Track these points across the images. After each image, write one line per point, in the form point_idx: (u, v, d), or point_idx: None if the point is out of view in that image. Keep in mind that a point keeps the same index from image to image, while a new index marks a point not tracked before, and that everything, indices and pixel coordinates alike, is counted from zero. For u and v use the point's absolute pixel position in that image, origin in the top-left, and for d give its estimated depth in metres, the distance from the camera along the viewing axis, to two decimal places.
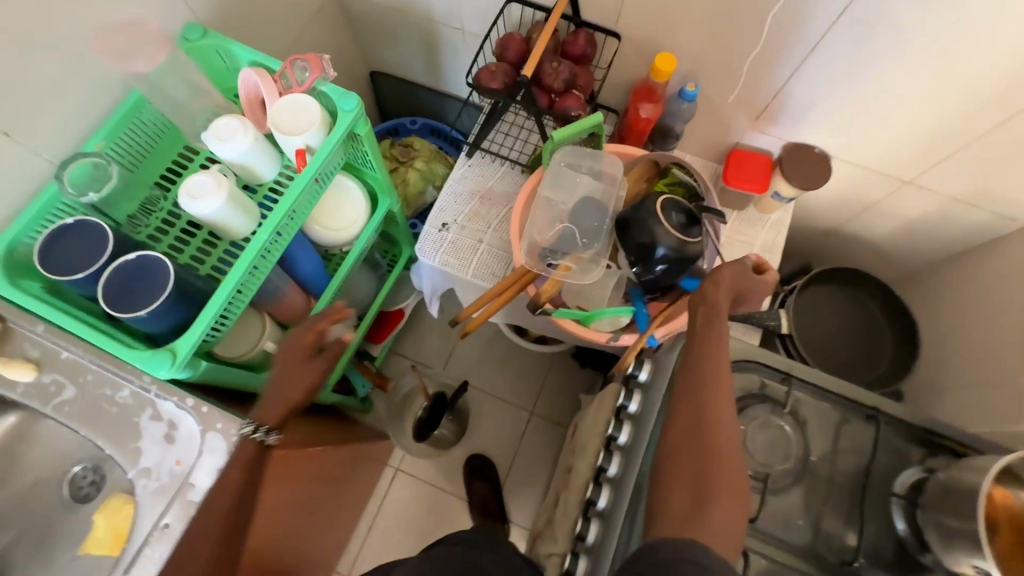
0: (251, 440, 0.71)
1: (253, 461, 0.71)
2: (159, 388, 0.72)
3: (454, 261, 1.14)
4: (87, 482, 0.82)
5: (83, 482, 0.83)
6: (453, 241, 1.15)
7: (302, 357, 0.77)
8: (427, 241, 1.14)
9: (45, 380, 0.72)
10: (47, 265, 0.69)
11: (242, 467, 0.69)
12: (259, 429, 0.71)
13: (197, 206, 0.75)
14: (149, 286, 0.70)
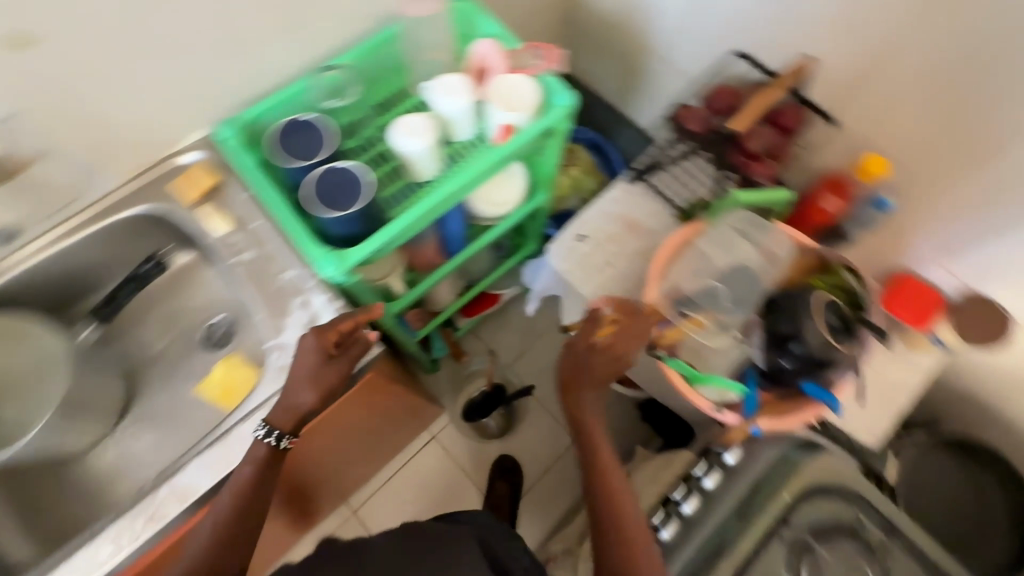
0: (268, 445, 0.70)
1: (269, 462, 0.70)
2: (316, 282, 0.78)
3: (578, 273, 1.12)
4: (220, 332, 0.90)
5: (216, 332, 0.91)
6: (581, 255, 1.13)
7: (319, 360, 0.72)
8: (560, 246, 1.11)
9: (234, 238, 0.81)
10: (276, 148, 0.79)
11: (253, 473, 0.70)
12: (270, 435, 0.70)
13: (404, 140, 0.83)
14: (342, 195, 0.76)
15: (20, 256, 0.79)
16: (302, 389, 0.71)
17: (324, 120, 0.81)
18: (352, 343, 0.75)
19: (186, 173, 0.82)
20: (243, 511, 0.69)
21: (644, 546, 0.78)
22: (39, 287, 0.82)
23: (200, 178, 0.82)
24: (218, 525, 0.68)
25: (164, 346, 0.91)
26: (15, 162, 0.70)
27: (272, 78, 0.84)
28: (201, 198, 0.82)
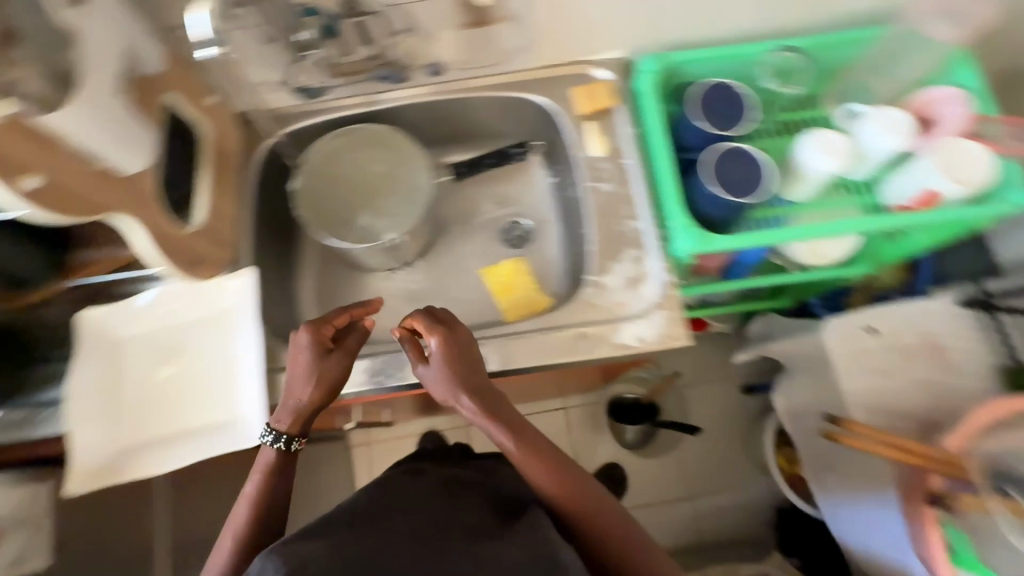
0: (275, 449, 0.62)
1: (280, 464, 0.63)
2: (658, 247, 0.75)
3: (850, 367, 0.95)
4: (516, 235, 0.94)
5: (514, 233, 0.94)
6: (866, 353, 0.94)
7: (311, 358, 0.63)
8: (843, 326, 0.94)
9: (602, 164, 0.80)
10: (695, 102, 0.75)
11: (278, 467, 0.62)
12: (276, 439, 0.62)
13: (814, 157, 0.74)
14: (738, 181, 0.71)
15: (422, 92, 0.84)
16: (301, 386, 0.62)
17: (751, 98, 0.75)
18: (350, 332, 0.67)
19: (592, 84, 0.83)
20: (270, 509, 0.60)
21: (610, 518, 0.59)
22: (417, 123, 0.89)
23: (602, 96, 0.82)
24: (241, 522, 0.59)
25: (467, 224, 0.95)
26: (489, 16, 0.73)
27: (712, 31, 0.81)
28: (592, 114, 0.82)
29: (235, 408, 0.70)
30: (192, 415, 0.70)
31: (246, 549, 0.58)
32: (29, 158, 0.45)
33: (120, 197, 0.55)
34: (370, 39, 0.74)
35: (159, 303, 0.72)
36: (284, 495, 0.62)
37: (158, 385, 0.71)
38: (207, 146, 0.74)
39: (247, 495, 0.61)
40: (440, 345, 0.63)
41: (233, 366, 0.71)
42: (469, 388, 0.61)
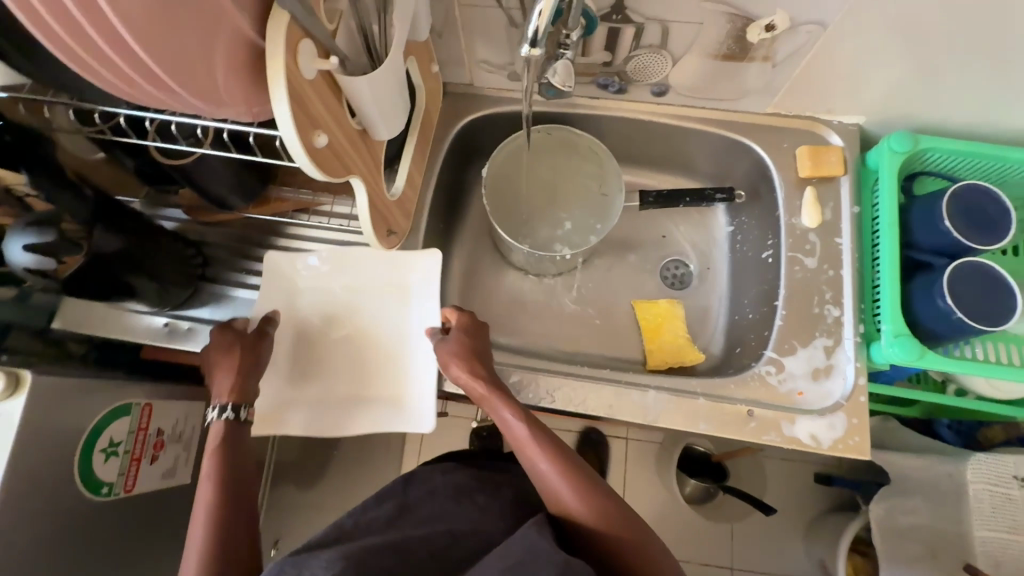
0: (223, 420, 0.60)
1: (226, 426, 0.60)
2: (855, 345, 0.69)
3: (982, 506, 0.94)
4: (675, 274, 0.88)
5: (673, 272, 0.89)
6: (1007, 501, 0.93)
7: (240, 342, 0.64)
8: (992, 469, 0.94)
9: (811, 237, 0.74)
10: (947, 197, 0.66)
11: (224, 447, 0.58)
12: (215, 409, 0.60)
13: None
14: (976, 301, 0.63)
15: (634, 109, 0.80)
16: (230, 365, 0.62)
17: (1013, 212, 0.66)
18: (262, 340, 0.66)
19: (821, 146, 0.76)
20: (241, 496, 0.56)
21: (608, 503, 0.55)
22: (613, 137, 0.85)
23: (830, 163, 0.75)
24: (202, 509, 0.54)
25: (627, 251, 0.89)
26: (751, 54, 0.67)
27: (978, 124, 0.72)
28: (812, 179, 0.75)
29: (407, 385, 0.70)
30: (365, 385, 0.70)
31: (222, 537, 0.52)
32: (324, 114, 0.44)
33: (362, 161, 0.54)
34: (613, 47, 0.69)
35: (339, 266, 0.72)
36: (244, 461, 0.58)
37: (329, 345, 0.72)
38: (418, 116, 0.72)
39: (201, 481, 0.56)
40: (461, 333, 0.67)
41: (409, 343, 0.71)
42: (477, 374, 0.64)
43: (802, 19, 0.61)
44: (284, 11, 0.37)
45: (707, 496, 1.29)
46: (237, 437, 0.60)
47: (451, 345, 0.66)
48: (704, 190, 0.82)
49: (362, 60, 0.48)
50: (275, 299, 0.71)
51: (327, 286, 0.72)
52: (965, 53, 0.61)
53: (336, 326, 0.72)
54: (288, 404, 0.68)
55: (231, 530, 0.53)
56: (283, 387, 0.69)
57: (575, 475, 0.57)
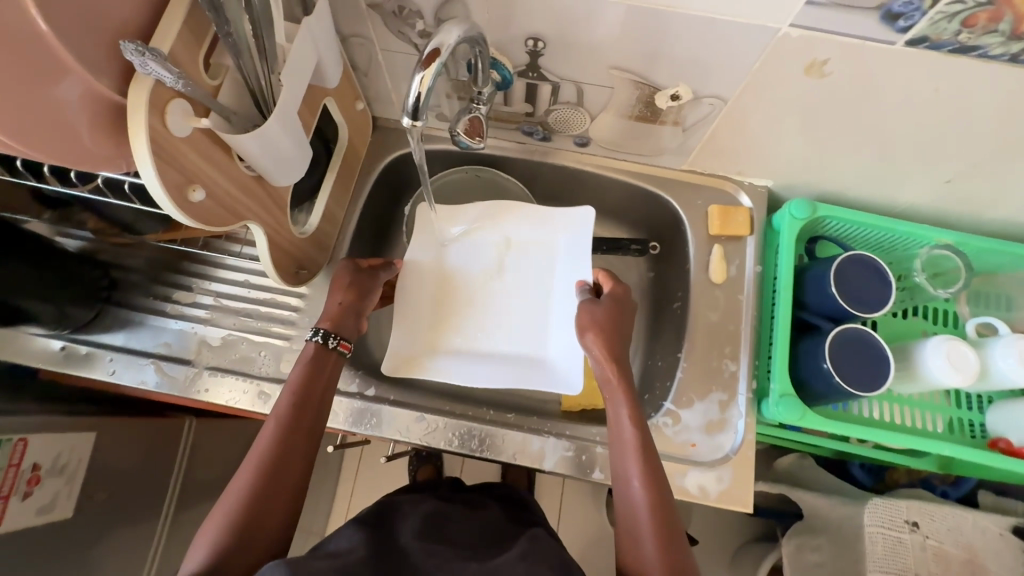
0: (314, 344, 0.60)
1: (315, 362, 0.59)
2: (747, 399, 0.72)
3: (879, 553, 0.89)
4: None
5: None
6: (898, 542, 0.89)
7: (354, 273, 0.66)
8: (885, 510, 0.90)
9: (716, 293, 0.77)
10: (836, 267, 0.70)
11: (308, 373, 0.58)
12: (315, 331, 0.60)
13: (936, 365, 0.70)
14: (852, 367, 0.67)
15: (559, 157, 0.82)
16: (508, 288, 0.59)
17: (895, 287, 0.70)
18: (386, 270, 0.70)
19: (730, 206, 0.79)
20: (302, 433, 0.55)
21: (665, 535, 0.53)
22: (542, 180, 0.87)
23: (738, 223, 0.78)
24: (265, 444, 0.53)
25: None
26: (661, 118, 0.70)
27: (870, 195, 0.77)
28: (721, 236, 0.79)
29: (546, 347, 0.71)
30: (521, 339, 0.72)
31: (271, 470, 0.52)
32: (204, 169, 0.44)
33: (258, 206, 0.54)
34: (533, 100, 0.71)
35: (499, 224, 0.76)
36: (312, 412, 0.57)
37: (465, 295, 0.74)
38: (338, 153, 0.72)
39: (275, 411, 0.55)
40: (610, 301, 0.66)
41: (550, 311, 0.72)
42: (609, 353, 0.63)
43: (704, 93, 0.64)
44: (147, 77, 0.37)
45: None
46: (320, 372, 0.59)
47: (591, 313, 0.65)
48: (620, 240, 0.85)
49: (252, 113, 0.48)
50: (429, 249, 0.75)
51: (484, 239, 0.76)
52: (850, 136, 0.66)
53: (503, 280, 0.75)
54: (426, 349, 0.71)
55: (275, 473, 0.52)
56: (427, 332, 0.72)
57: (652, 477, 0.56)
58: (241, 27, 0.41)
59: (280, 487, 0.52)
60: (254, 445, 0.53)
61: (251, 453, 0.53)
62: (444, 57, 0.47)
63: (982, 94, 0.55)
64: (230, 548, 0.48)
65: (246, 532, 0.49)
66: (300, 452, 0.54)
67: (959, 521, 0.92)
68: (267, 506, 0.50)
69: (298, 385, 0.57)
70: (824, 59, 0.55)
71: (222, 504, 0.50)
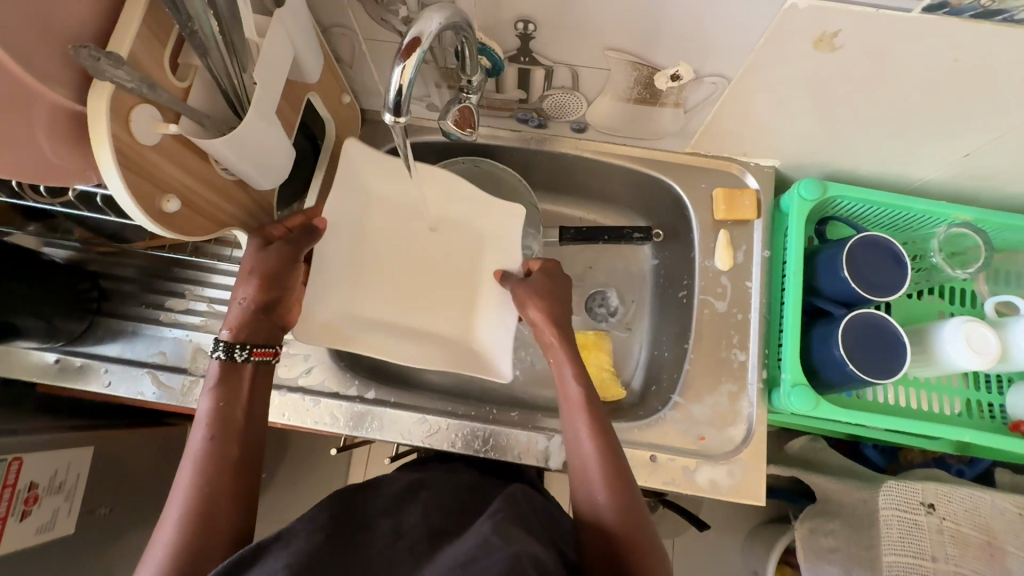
0: (218, 360, 0.55)
1: (224, 384, 0.55)
2: (758, 390, 0.70)
3: (894, 536, 0.84)
4: (604, 307, 0.86)
5: (600, 307, 0.86)
6: (913, 526, 0.83)
7: (265, 257, 0.59)
8: (903, 492, 0.84)
9: (723, 281, 0.75)
10: (849, 247, 0.67)
11: (223, 386, 0.55)
12: (215, 346, 0.55)
13: (956, 349, 0.67)
14: (868, 351, 0.65)
15: (557, 144, 0.79)
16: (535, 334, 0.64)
17: (910, 268, 0.67)
18: (303, 231, 0.63)
19: (736, 188, 0.76)
20: (225, 468, 0.51)
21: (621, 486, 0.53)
22: (539, 168, 0.83)
23: (745, 206, 0.75)
24: (186, 490, 0.49)
25: None
26: (661, 100, 0.66)
27: (884, 172, 0.73)
28: (727, 220, 0.76)
29: (477, 334, 0.72)
30: (454, 322, 0.73)
31: (205, 482, 0.50)
32: (177, 177, 0.42)
33: (241, 210, 0.52)
34: (526, 86, 0.68)
35: (479, 237, 0.75)
36: (237, 414, 0.54)
37: (429, 272, 0.74)
38: (327, 149, 0.69)
39: (191, 453, 0.52)
40: (542, 277, 0.67)
41: (482, 292, 0.73)
42: (549, 315, 0.63)
43: (705, 72, 0.60)
44: (107, 82, 0.35)
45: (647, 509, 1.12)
46: (232, 395, 0.55)
47: (529, 285, 0.66)
48: (623, 229, 0.81)
49: (226, 114, 0.45)
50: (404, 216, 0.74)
51: (471, 247, 0.74)
52: (862, 111, 0.62)
53: (452, 278, 0.74)
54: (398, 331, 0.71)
55: (207, 484, 0.50)
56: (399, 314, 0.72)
57: (601, 440, 0.55)
58: (207, 25, 0.38)
59: (210, 527, 0.48)
60: (177, 493, 0.50)
61: (174, 503, 0.49)
62: (424, 47, 0.44)
63: (1004, 62, 0.52)
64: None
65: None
66: (223, 487, 0.50)
67: (979, 502, 0.86)
68: (199, 554, 0.47)
69: (211, 418, 0.53)
70: (835, 31, 0.51)
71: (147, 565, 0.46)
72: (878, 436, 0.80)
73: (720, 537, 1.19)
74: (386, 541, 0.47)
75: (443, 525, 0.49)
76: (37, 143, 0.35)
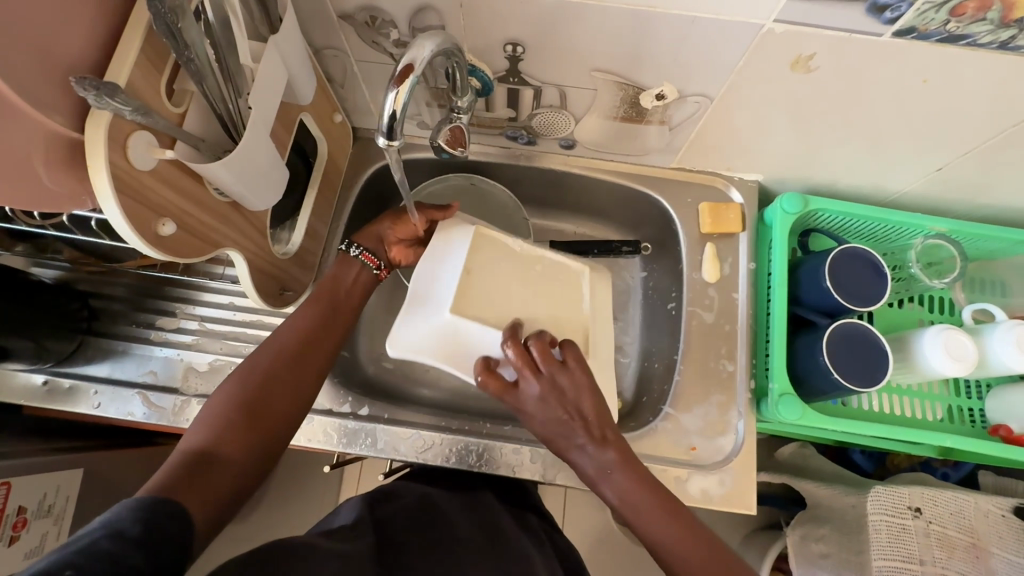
0: (342, 252, 0.68)
1: (321, 302, 0.63)
2: (746, 399, 0.72)
3: (883, 540, 0.85)
4: None
5: None
6: (901, 531, 0.85)
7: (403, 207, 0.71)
8: (889, 497, 0.86)
9: (710, 293, 0.76)
10: (832, 260, 0.69)
11: (318, 306, 0.63)
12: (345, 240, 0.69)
13: (936, 356, 0.69)
14: (852, 360, 0.67)
15: (545, 160, 0.81)
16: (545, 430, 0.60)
17: (890, 279, 0.70)
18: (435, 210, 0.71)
19: (721, 202, 0.78)
20: (316, 331, 0.61)
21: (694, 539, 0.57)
22: (528, 184, 0.85)
23: (730, 219, 0.77)
24: (256, 373, 0.56)
25: None
26: (646, 118, 0.68)
27: (862, 185, 0.76)
28: (713, 233, 0.78)
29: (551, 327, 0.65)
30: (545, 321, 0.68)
31: (276, 378, 0.56)
32: (173, 201, 0.43)
33: (236, 231, 0.53)
34: (515, 105, 0.69)
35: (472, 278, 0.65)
36: (323, 335, 0.61)
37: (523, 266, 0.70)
38: (318, 168, 0.70)
39: (272, 347, 0.58)
40: (536, 399, 0.57)
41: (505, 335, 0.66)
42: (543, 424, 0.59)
43: (689, 91, 0.62)
44: (104, 110, 0.36)
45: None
46: (323, 317, 0.62)
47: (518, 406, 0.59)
48: (611, 242, 0.85)
49: (221, 138, 0.46)
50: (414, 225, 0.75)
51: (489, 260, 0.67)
52: (840, 129, 0.65)
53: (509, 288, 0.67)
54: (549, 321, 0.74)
55: (277, 377, 0.56)
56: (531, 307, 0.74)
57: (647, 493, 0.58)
58: (203, 52, 0.39)
59: (262, 416, 0.54)
60: (271, 338, 0.59)
61: (240, 377, 0.55)
62: (417, 72, 0.45)
63: (969, 83, 0.54)
64: (236, 427, 0.52)
65: (252, 411, 0.53)
66: (310, 347, 0.60)
67: (963, 505, 0.88)
68: (272, 389, 0.56)
69: (321, 290, 0.64)
70: (810, 54, 0.54)
71: (235, 380, 0.55)
72: (865, 443, 0.81)
73: None
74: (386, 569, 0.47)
75: None
76: (33, 170, 0.36)
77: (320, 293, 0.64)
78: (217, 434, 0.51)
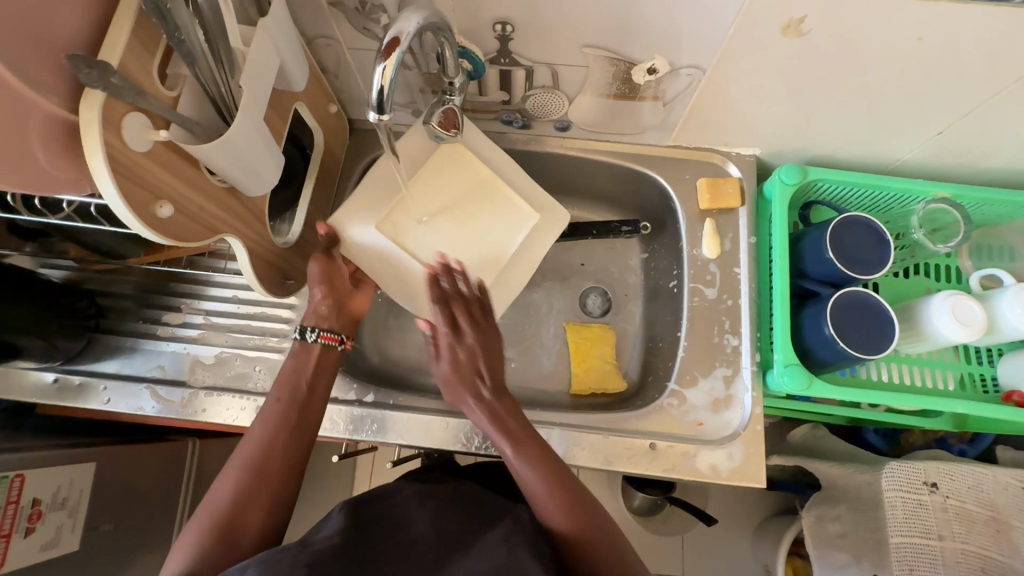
0: (298, 341, 0.61)
1: (292, 393, 0.58)
2: (752, 372, 0.71)
3: (899, 518, 0.83)
4: (597, 301, 0.87)
5: (593, 302, 0.87)
6: (917, 505, 0.83)
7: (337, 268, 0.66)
8: (903, 472, 0.84)
9: (711, 268, 0.76)
10: (832, 228, 0.69)
11: (286, 394, 0.57)
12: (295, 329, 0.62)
13: (944, 323, 0.68)
14: (859, 329, 0.66)
15: (541, 144, 0.81)
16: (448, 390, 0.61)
17: (893, 246, 0.69)
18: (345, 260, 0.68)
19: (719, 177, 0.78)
20: (284, 432, 0.55)
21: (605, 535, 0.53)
22: (526, 168, 0.85)
23: (728, 194, 0.76)
24: (226, 488, 0.51)
25: (549, 283, 0.88)
26: (640, 94, 0.68)
27: (861, 154, 0.75)
28: (713, 209, 0.77)
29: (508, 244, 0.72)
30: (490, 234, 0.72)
31: (247, 490, 0.51)
32: (168, 183, 0.43)
33: (233, 217, 0.53)
34: (508, 87, 0.69)
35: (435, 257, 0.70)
36: (297, 433, 0.56)
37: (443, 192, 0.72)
38: (315, 158, 0.71)
39: (239, 456, 0.53)
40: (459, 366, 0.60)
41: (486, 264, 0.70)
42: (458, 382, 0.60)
43: (681, 64, 0.62)
44: (98, 90, 0.36)
45: (654, 509, 1.17)
46: (297, 412, 0.57)
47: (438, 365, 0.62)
48: (611, 222, 0.85)
49: (215, 122, 0.47)
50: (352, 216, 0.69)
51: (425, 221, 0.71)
52: (836, 95, 0.64)
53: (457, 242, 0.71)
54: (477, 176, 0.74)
55: (248, 489, 0.50)
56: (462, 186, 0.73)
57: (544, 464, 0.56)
58: (194, 34, 0.40)
59: (237, 536, 0.48)
60: (238, 450, 0.54)
61: (211, 498, 0.50)
62: (405, 46, 0.45)
63: (965, 38, 0.54)
64: (206, 560, 0.46)
65: (225, 542, 0.48)
66: (280, 449, 0.54)
67: (981, 478, 0.86)
68: (244, 508, 0.50)
69: (283, 383, 0.58)
70: (801, 17, 0.53)
71: (203, 511, 0.50)
72: (876, 417, 0.80)
73: (728, 532, 1.18)
74: (395, 551, 0.48)
75: (455, 538, 0.50)
76: (32, 153, 0.37)
77: (286, 383, 0.58)
78: (192, 564, 0.46)
